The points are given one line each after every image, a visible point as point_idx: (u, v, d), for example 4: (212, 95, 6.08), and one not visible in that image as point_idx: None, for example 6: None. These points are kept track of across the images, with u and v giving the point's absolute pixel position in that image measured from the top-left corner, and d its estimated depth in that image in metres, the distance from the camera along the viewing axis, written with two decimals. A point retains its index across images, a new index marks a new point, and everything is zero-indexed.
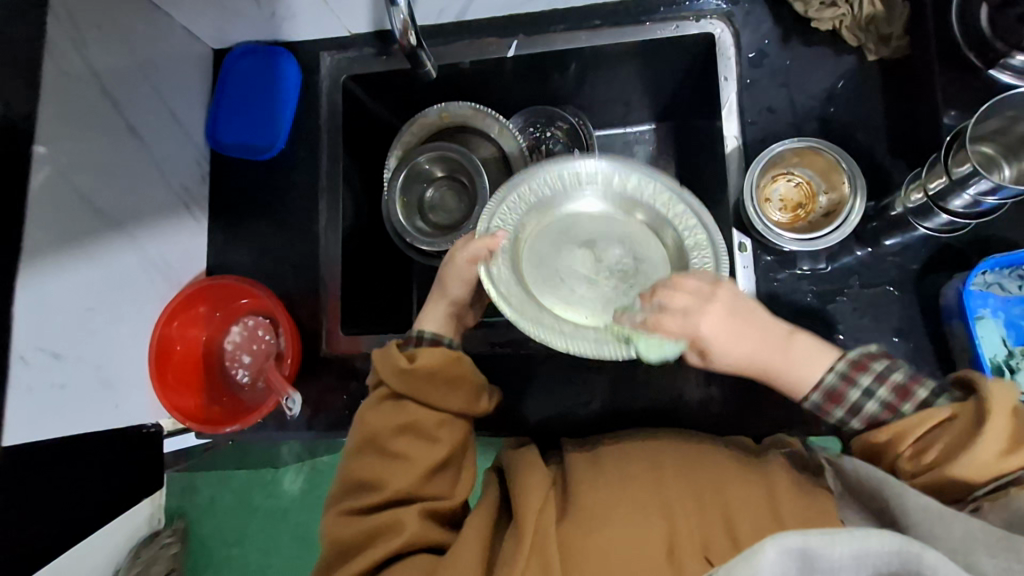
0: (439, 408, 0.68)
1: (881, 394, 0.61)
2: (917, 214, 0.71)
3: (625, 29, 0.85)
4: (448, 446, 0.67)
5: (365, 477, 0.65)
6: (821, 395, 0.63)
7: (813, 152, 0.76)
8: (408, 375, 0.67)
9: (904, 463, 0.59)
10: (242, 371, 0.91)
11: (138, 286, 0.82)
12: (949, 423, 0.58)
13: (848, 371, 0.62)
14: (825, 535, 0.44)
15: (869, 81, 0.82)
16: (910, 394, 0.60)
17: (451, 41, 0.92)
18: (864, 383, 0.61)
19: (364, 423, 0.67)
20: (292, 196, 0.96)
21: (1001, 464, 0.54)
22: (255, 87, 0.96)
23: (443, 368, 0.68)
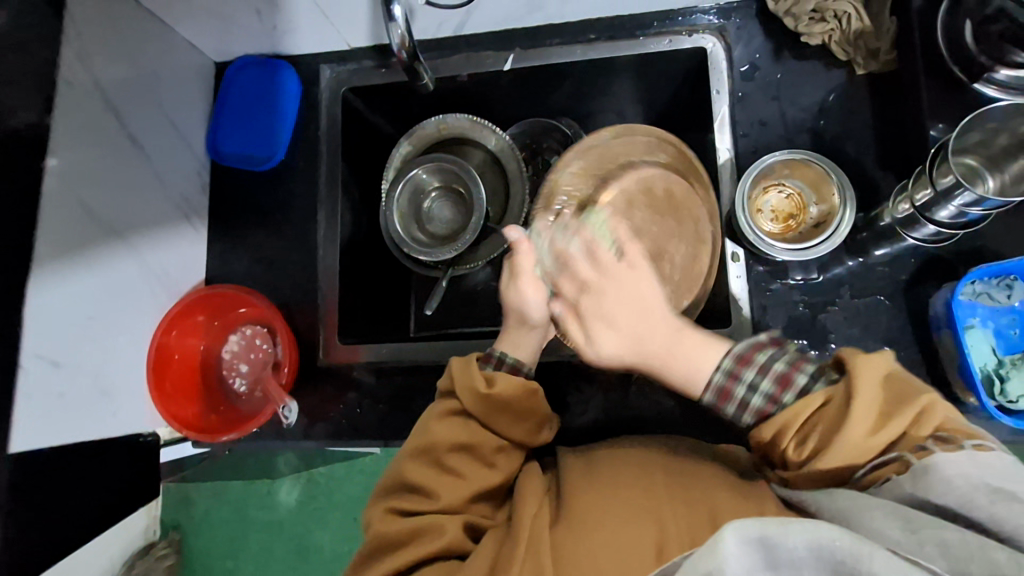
0: (505, 435, 0.68)
1: (765, 386, 0.58)
2: (904, 225, 0.72)
3: (620, 43, 0.87)
4: (502, 470, 0.67)
5: (414, 482, 0.65)
6: (713, 393, 0.60)
7: (803, 164, 0.78)
8: (483, 398, 0.67)
9: (790, 451, 0.56)
10: (240, 380, 0.91)
11: (138, 294, 0.83)
12: (824, 405, 0.55)
13: (733, 367, 0.59)
14: (779, 524, 0.44)
15: (858, 94, 0.83)
16: (791, 382, 0.57)
17: (449, 54, 0.93)
18: (748, 377, 0.59)
19: (428, 432, 0.68)
20: (291, 207, 0.97)
21: (872, 444, 0.53)
22: (256, 99, 0.97)
23: (522, 399, 0.67)
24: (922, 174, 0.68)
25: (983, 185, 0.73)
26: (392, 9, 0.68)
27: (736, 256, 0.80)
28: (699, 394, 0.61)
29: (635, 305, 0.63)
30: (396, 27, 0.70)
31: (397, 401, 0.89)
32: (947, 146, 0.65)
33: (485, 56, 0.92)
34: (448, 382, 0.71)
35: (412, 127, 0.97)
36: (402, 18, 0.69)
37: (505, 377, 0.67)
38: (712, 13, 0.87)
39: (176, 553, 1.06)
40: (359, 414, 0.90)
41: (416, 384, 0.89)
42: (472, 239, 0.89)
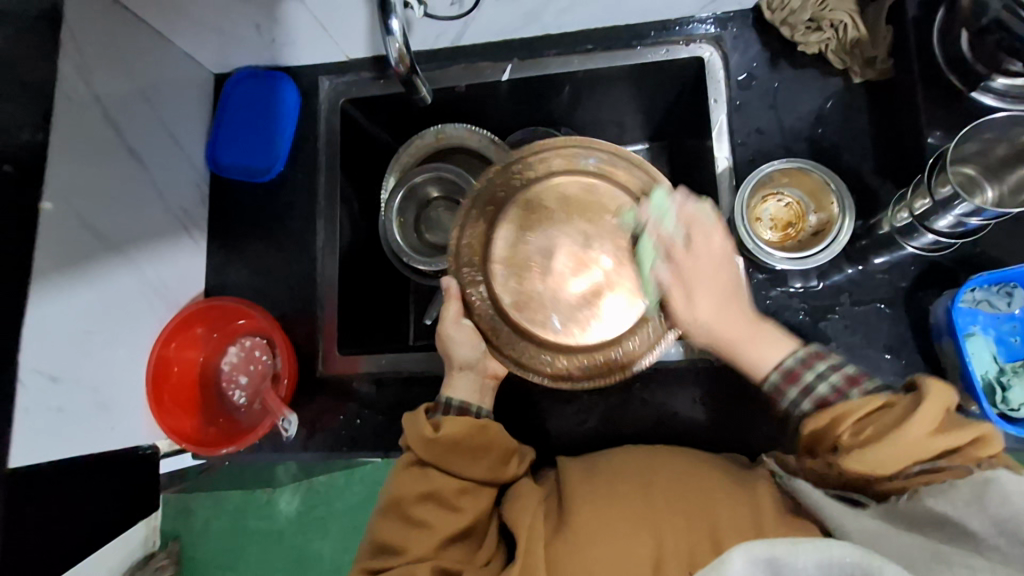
0: (464, 478, 0.69)
1: (833, 378, 0.64)
2: (903, 234, 0.72)
3: (618, 52, 0.88)
4: (467, 510, 0.67)
5: (389, 540, 0.66)
6: (780, 373, 0.67)
7: (802, 173, 0.78)
8: (435, 444, 0.68)
9: (843, 438, 0.59)
10: (239, 393, 0.91)
11: (137, 307, 0.82)
12: (886, 407, 0.59)
13: (806, 358, 0.66)
14: (789, 545, 0.46)
15: (855, 102, 0.83)
16: (860, 381, 0.63)
17: (447, 65, 0.94)
18: (819, 368, 0.65)
19: (394, 487, 0.68)
20: (290, 218, 0.97)
21: (929, 445, 0.55)
22: (255, 110, 0.97)
23: (466, 441, 0.69)
24: (920, 184, 0.68)
25: (982, 195, 0.73)
26: (390, 22, 0.68)
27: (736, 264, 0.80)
28: (765, 372, 0.68)
29: (733, 291, 0.70)
30: (394, 41, 0.70)
31: (397, 412, 0.89)
32: (944, 157, 0.65)
33: (483, 66, 0.92)
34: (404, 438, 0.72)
35: (410, 137, 0.97)
36: (400, 32, 0.69)
37: (446, 423, 0.69)
38: (709, 22, 0.87)
39: (176, 564, 1.06)
40: (359, 425, 0.89)
41: (416, 394, 0.89)
42: None
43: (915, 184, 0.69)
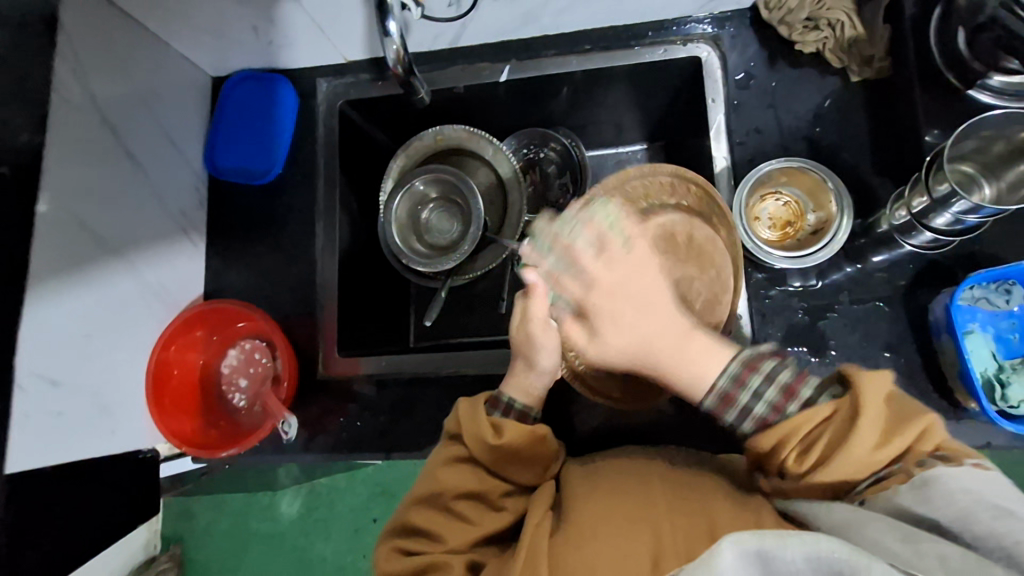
0: (511, 480, 0.69)
1: (769, 395, 0.58)
2: (901, 231, 0.72)
3: (616, 52, 0.88)
4: (507, 510, 0.67)
5: (421, 525, 0.66)
6: (714, 398, 0.60)
7: (800, 172, 0.78)
8: (493, 448, 0.68)
9: (791, 461, 0.56)
10: (239, 396, 0.91)
11: (136, 310, 0.82)
12: (827, 418, 0.56)
13: (739, 373, 0.60)
14: (778, 538, 0.45)
15: (854, 101, 0.83)
16: (795, 394, 0.58)
17: (445, 67, 0.94)
18: (755, 384, 0.59)
19: (436, 480, 0.68)
20: (289, 220, 0.97)
21: (875, 458, 0.53)
22: (254, 113, 0.97)
23: (528, 446, 0.68)
24: (918, 182, 0.68)
25: (981, 192, 0.72)
26: (388, 24, 0.68)
27: None
28: (702, 398, 0.62)
29: (658, 303, 0.65)
30: (390, 43, 0.70)
31: (397, 414, 0.89)
32: (942, 155, 0.65)
33: (481, 67, 0.93)
34: (456, 428, 0.71)
35: (409, 139, 0.97)
36: (397, 34, 0.69)
37: (511, 429, 0.68)
38: (707, 22, 0.87)
39: (177, 567, 1.06)
40: (359, 427, 0.89)
41: (417, 396, 0.89)
42: (470, 249, 0.90)
43: (913, 182, 0.69)
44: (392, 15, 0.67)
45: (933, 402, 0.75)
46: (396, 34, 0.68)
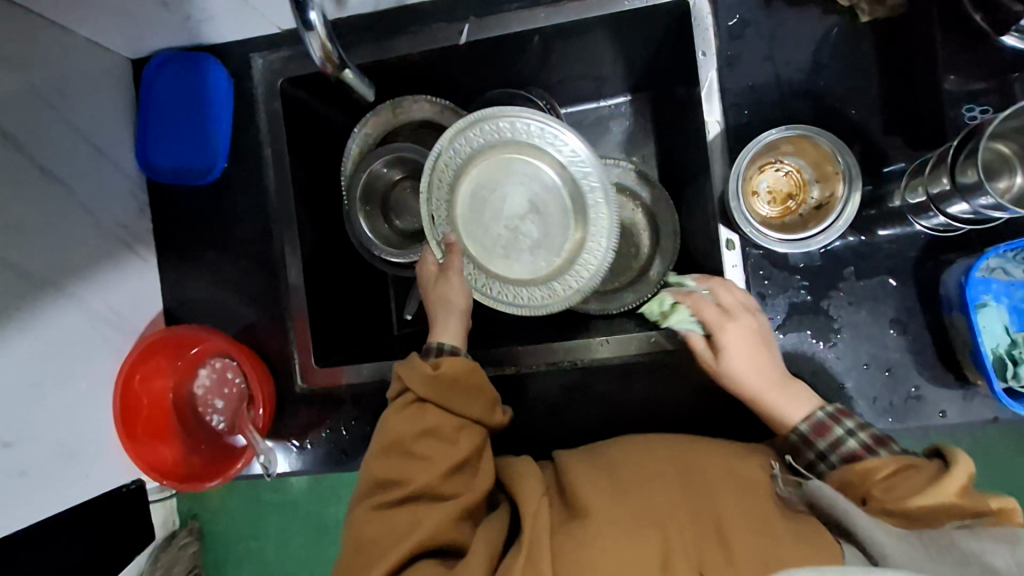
0: (464, 415, 0.69)
1: (862, 435, 0.63)
2: (915, 211, 0.69)
3: (588, 1, 0.77)
4: (456, 439, 0.67)
5: (387, 475, 0.65)
6: (809, 425, 0.66)
7: (806, 141, 0.68)
8: (436, 382, 0.68)
9: (874, 492, 0.57)
10: (217, 417, 0.84)
11: (87, 343, 0.76)
12: (911, 468, 0.58)
13: (835, 412, 0.66)
14: (818, 571, 0.45)
15: (863, 44, 0.72)
16: (888, 442, 0.62)
17: (395, 30, 0.82)
18: (848, 424, 0.65)
19: (394, 424, 0.67)
20: (241, 221, 0.88)
21: (960, 507, 0.54)
22: (183, 102, 0.86)
23: (464, 379, 0.69)
24: (938, 165, 0.63)
25: (1010, 178, 0.65)
26: (309, 16, 0.51)
27: (731, 243, 0.75)
28: (795, 425, 0.67)
29: (768, 361, 0.69)
30: (315, 38, 0.52)
31: None
32: (964, 146, 0.61)
33: (437, 29, 0.81)
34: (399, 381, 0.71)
35: (365, 112, 0.90)
36: (323, 26, 0.52)
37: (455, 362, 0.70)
38: None
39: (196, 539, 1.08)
40: (346, 438, 0.85)
41: None
42: None
43: (931, 163, 0.65)
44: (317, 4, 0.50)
45: (940, 381, 0.71)
46: (320, 27, 0.51)
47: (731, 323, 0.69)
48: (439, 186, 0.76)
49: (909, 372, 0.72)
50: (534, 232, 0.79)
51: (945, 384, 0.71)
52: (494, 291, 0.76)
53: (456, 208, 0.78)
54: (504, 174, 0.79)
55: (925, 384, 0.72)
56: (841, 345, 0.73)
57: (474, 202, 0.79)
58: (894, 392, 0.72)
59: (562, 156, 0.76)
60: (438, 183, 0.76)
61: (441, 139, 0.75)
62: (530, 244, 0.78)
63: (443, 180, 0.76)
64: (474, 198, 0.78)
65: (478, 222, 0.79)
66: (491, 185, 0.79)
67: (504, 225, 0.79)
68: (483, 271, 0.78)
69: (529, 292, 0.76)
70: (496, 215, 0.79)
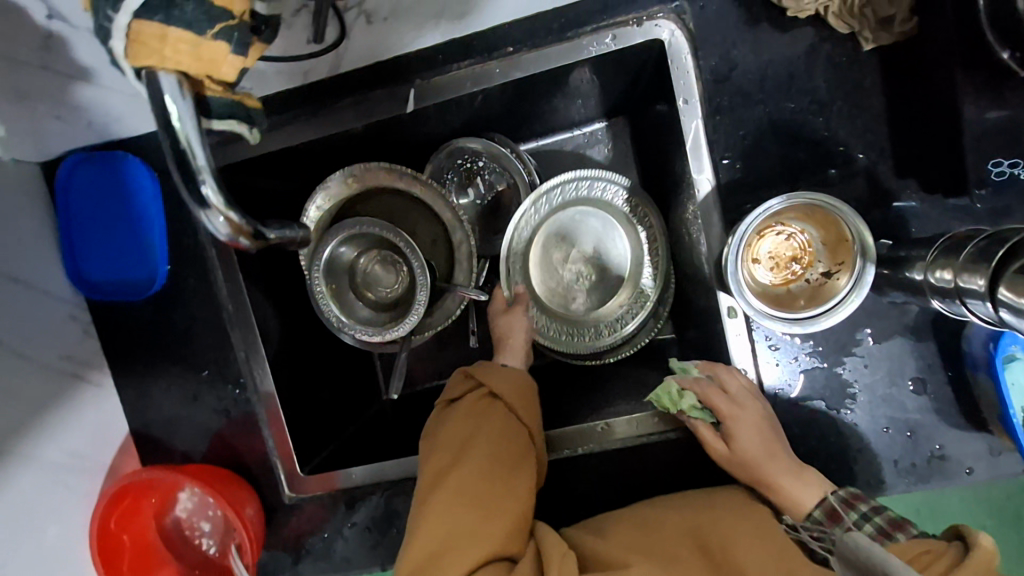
0: (526, 423, 0.68)
1: (877, 519, 0.61)
2: (937, 293, 0.58)
3: (547, 51, 0.67)
4: (519, 438, 0.66)
5: (445, 466, 0.64)
6: (823, 510, 0.63)
7: (810, 205, 0.61)
8: (509, 383, 0.70)
9: None
10: (207, 540, 0.80)
11: (52, 498, 0.70)
12: (928, 553, 0.54)
13: (848, 498, 0.64)
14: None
15: (865, 77, 0.64)
16: (905, 527, 0.59)
17: (332, 103, 0.72)
18: (864, 508, 0.62)
19: (463, 415, 0.67)
20: (197, 328, 0.80)
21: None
22: (108, 210, 0.76)
23: (530, 393, 0.71)
24: (979, 261, 0.53)
25: None
26: (202, 192, 0.40)
27: (733, 310, 0.68)
28: (808, 513, 0.64)
29: (779, 451, 0.66)
30: (213, 215, 0.41)
31: (381, 526, 0.79)
32: (1007, 265, 0.51)
33: (380, 97, 0.71)
34: (468, 378, 0.72)
35: (315, 187, 0.81)
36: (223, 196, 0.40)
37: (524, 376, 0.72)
38: None
39: None
40: (344, 545, 0.80)
41: (400, 506, 0.79)
42: (423, 313, 0.78)
43: (972, 251, 0.54)
44: (213, 174, 0.40)
45: (966, 437, 0.67)
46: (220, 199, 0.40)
47: (742, 409, 0.66)
48: (521, 231, 0.84)
49: (931, 430, 0.67)
50: (588, 288, 0.87)
51: (970, 440, 0.67)
52: (557, 331, 0.85)
53: (531, 252, 0.86)
54: (579, 229, 0.87)
55: (950, 441, 0.67)
56: (858, 410, 0.68)
57: (549, 248, 0.87)
58: (916, 453, 0.68)
59: (628, 220, 0.84)
60: (518, 235, 0.84)
61: (536, 191, 0.82)
62: (585, 295, 0.87)
63: (527, 226, 0.84)
64: (550, 246, 0.87)
65: (545, 263, 0.87)
66: (559, 242, 0.87)
67: (567, 275, 0.88)
68: (545, 312, 0.86)
69: (581, 333, 0.84)
70: (561, 264, 0.87)
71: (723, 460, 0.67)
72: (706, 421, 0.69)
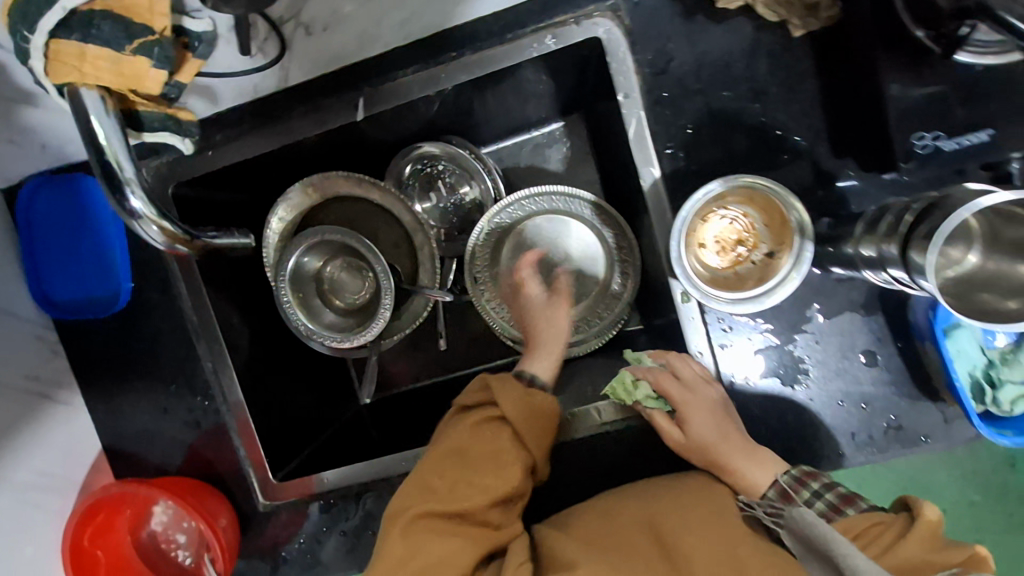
0: (530, 450, 0.66)
1: (828, 495, 0.62)
2: (865, 263, 0.60)
3: (488, 55, 0.69)
4: (518, 467, 0.64)
5: (435, 482, 0.63)
6: (776, 490, 0.64)
7: (748, 189, 0.63)
8: (523, 408, 0.67)
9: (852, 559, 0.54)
10: (184, 551, 0.81)
11: (22, 519, 0.71)
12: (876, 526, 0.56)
13: (799, 476, 0.65)
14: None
15: (798, 63, 0.65)
16: (855, 500, 0.61)
17: (283, 115, 0.73)
18: (815, 485, 0.64)
19: (467, 434, 0.66)
20: (163, 344, 0.81)
21: (931, 559, 0.51)
22: (69, 231, 0.77)
23: (544, 417, 0.67)
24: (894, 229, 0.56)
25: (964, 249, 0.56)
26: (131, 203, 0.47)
27: (686, 295, 0.69)
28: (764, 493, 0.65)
29: (731, 433, 0.67)
30: (148, 224, 0.48)
31: (357, 526, 0.80)
32: (918, 228, 0.53)
33: (329, 106, 0.72)
34: (484, 391, 0.69)
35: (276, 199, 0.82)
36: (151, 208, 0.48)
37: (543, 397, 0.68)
38: None
39: None
40: (321, 548, 0.81)
41: (374, 507, 0.80)
42: (389, 315, 0.78)
43: (890, 221, 0.57)
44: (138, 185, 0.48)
45: (919, 407, 0.68)
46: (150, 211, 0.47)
47: (695, 396, 0.68)
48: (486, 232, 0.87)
49: (885, 402, 0.69)
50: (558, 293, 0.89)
51: (923, 409, 0.68)
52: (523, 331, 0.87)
53: (498, 256, 0.89)
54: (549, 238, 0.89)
55: (904, 412, 0.69)
56: (813, 386, 0.69)
57: (518, 254, 0.90)
58: (872, 425, 0.69)
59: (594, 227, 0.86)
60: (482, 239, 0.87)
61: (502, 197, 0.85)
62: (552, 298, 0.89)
63: (492, 229, 0.87)
64: (517, 252, 0.89)
65: (513, 268, 0.90)
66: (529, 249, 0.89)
67: (536, 280, 0.89)
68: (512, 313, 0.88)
69: None
70: (529, 269, 0.90)
71: (681, 447, 0.69)
72: (660, 409, 0.71)
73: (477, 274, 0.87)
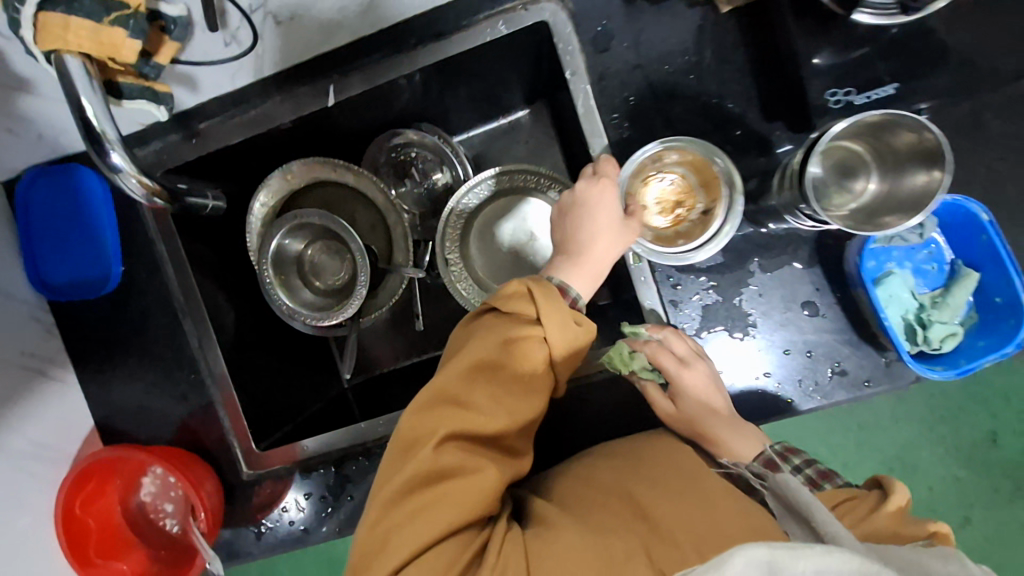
0: (557, 373, 0.63)
1: (807, 470, 0.68)
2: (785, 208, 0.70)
3: (445, 43, 0.75)
4: (545, 395, 0.62)
5: (465, 402, 0.59)
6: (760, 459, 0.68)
7: (682, 150, 0.69)
8: (565, 330, 0.60)
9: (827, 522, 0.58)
10: (172, 520, 0.85)
11: (17, 484, 0.75)
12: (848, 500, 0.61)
13: (783, 451, 0.70)
14: (789, 549, 0.39)
15: (728, 36, 0.71)
16: (832, 477, 0.67)
17: (260, 103, 0.79)
18: (796, 461, 0.69)
19: (501, 354, 0.59)
20: (151, 322, 0.86)
21: (901, 532, 0.56)
22: (63, 218, 0.82)
23: (582, 341, 0.62)
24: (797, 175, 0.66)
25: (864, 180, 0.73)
26: (113, 160, 0.55)
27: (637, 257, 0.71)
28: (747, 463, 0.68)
29: (717, 404, 0.71)
30: (129, 178, 0.57)
31: (337, 491, 0.84)
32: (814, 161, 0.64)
33: (302, 93, 0.78)
34: (527, 303, 0.61)
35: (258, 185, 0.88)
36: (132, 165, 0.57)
37: (587, 327, 0.63)
38: None
39: None
40: (303, 512, 0.85)
41: (352, 471, 0.84)
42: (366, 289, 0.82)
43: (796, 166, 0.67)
44: (119, 146, 0.55)
45: (861, 353, 0.73)
46: (130, 166, 0.56)
47: (690, 371, 0.70)
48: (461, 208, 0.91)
49: (828, 349, 0.73)
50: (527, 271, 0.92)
51: (865, 354, 0.72)
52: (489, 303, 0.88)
53: (469, 235, 0.92)
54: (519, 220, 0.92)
55: (848, 358, 0.73)
56: (759, 337, 0.73)
57: (489, 233, 0.93)
58: (817, 372, 0.73)
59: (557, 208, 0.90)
60: (455, 218, 0.90)
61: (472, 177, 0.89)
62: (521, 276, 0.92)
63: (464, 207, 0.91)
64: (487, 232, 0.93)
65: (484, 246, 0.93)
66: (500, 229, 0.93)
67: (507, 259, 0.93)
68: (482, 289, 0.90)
69: None
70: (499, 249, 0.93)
71: (670, 421, 0.72)
72: (655, 382, 0.72)
73: (449, 255, 0.89)
